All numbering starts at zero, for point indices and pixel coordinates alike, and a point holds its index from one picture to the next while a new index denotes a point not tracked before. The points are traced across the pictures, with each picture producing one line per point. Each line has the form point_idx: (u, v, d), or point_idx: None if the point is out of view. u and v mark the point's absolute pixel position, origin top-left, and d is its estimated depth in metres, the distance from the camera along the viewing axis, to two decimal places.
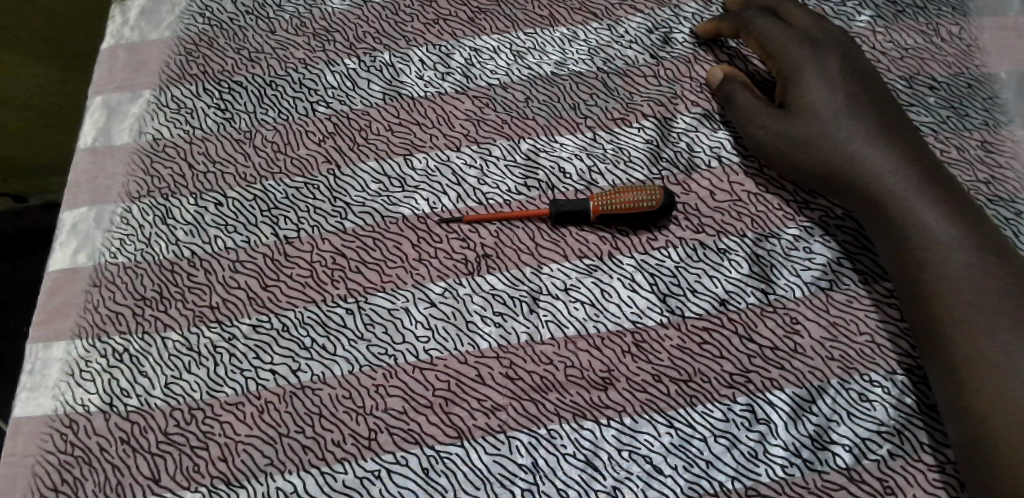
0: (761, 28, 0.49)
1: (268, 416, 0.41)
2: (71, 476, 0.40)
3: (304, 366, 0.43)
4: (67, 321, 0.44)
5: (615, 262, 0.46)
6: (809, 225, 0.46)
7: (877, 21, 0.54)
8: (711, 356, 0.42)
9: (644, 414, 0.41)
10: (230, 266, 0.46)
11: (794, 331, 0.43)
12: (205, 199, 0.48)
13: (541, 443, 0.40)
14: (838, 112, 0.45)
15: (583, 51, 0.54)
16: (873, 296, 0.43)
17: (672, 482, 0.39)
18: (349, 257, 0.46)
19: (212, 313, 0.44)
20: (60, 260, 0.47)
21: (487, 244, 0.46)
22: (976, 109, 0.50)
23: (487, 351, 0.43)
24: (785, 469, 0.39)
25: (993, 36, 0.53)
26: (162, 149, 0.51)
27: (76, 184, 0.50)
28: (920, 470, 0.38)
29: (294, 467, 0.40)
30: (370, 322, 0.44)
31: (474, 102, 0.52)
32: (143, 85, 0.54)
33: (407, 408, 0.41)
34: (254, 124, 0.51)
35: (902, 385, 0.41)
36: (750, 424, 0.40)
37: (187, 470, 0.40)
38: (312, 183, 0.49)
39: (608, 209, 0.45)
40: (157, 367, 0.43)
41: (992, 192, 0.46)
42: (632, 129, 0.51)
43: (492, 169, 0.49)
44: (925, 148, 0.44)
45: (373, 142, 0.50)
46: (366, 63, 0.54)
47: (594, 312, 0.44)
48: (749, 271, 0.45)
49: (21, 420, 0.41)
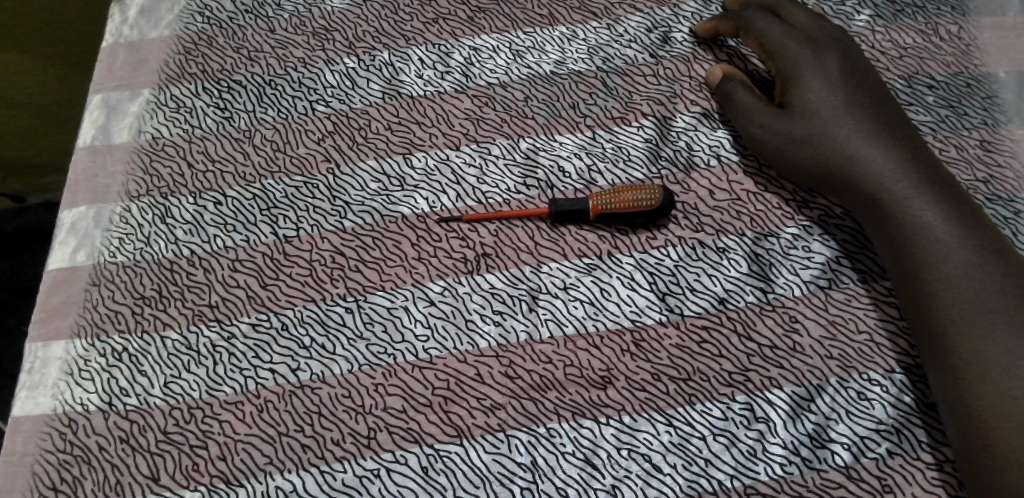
0: (760, 27, 0.49)
1: (268, 415, 0.41)
2: (71, 475, 0.40)
3: (303, 365, 0.43)
4: (67, 320, 0.44)
5: (615, 261, 0.46)
6: (808, 224, 0.46)
7: (876, 21, 0.54)
8: (710, 355, 0.42)
9: (643, 413, 0.41)
10: (229, 265, 0.46)
11: (793, 330, 0.43)
12: (205, 198, 0.48)
13: (541, 442, 0.40)
14: (837, 112, 0.45)
15: (582, 50, 0.54)
16: (872, 295, 0.44)
17: (672, 481, 0.39)
18: (348, 256, 0.46)
19: (212, 312, 0.44)
20: (59, 259, 0.46)
21: (486, 243, 0.46)
22: (975, 108, 0.50)
23: (486, 350, 0.43)
24: (783, 468, 0.39)
25: (992, 35, 0.53)
26: (161, 149, 0.51)
27: (75, 184, 0.49)
28: (918, 468, 0.39)
29: (293, 466, 0.40)
30: (369, 321, 0.44)
31: (474, 101, 0.52)
32: (143, 84, 0.54)
33: (407, 408, 0.41)
34: (254, 124, 0.51)
35: (901, 384, 0.41)
36: (749, 423, 0.40)
37: (186, 469, 0.40)
38: (312, 183, 0.49)
39: (607, 209, 0.45)
40: (157, 367, 0.43)
41: (991, 191, 0.46)
42: (632, 128, 0.51)
43: (491, 169, 0.49)
44: (924, 147, 0.44)
45: (372, 141, 0.50)
46: (365, 62, 0.54)
47: (594, 311, 0.44)
48: (748, 270, 0.45)
49: (21, 419, 0.41)
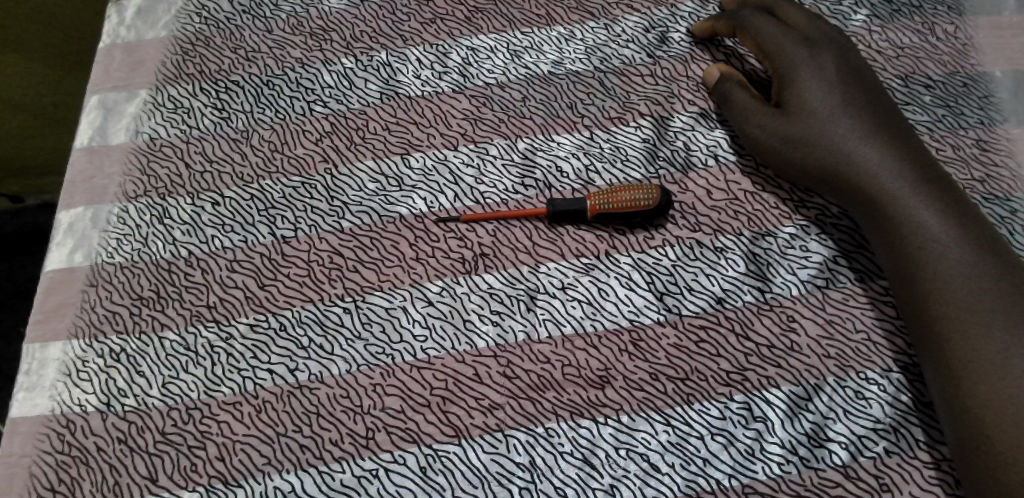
0: (757, 27, 0.50)
1: (266, 416, 0.41)
2: (69, 476, 0.40)
3: (301, 366, 0.43)
4: (65, 321, 0.44)
5: (613, 261, 0.46)
6: (806, 224, 0.46)
7: (873, 20, 0.54)
8: (708, 354, 0.42)
9: (642, 413, 0.41)
10: (227, 265, 0.46)
11: (791, 329, 0.43)
12: (203, 198, 0.48)
13: (539, 442, 0.40)
14: (834, 112, 0.45)
15: (580, 50, 0.54)
16: (870, 294, 0.44)
17: (670, 480, 0.39)
18: (346, 256, 0.46)
19: (209, 313, 0.44)
20: (57, 260, 0.46)
21: (484, 243, 0.46)
22: (971, 108, 0.50)
23: (485, 350, 0.43)
24: (781, 467, 0.39)
25: (988, 35, 0.53)
26: (159, 149, 0.51)
27: (73, 184, 0.49)
28: (916, 467, 0.39)
29: (292, 466, 0.40)
30: (367, 322, 0.44)
31: (472, 101, 0.52)
32: (140, 85, 0.54)
33: (405, 408, 0.41)
34: (251, 124, 0.51)
35: (898, 382, 0.41)
36: (747, 422, 0.41)
37: (184, 470, 0.40)
38: (310, 183, 0.49)
39: (604, 209, 0.46)
40: (155, 367, 0.43)
41: (987, 190, 0.47)
42: (630, 128, 0.51)
43: (489, 169, 0.49)
44: (921, 148, 0.44)
45: (370, 141, 0.50)
46: (363, 62, 0.54)
47: (592, 311, 0.44)
48: (746, 270, 0.45)
49: (19, 420, 0.41)
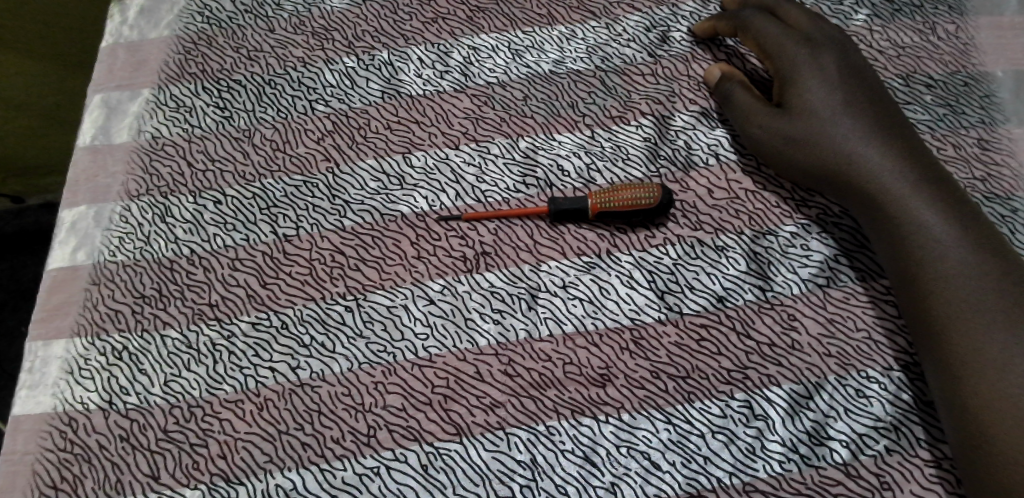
0: (758, 28, 0.50)
1: (268, 413, 0.41)
2: (72, 474, 0.40)
3: (304, 364, 0.43)
4: (66, 320, 0.44)
5: (614, 259, 0.46)
6: (806, 223, 0.46)
7: (874, 20, 0.54)
8: (709, 352, 0.43)
9: (643, 411, 0.41)
10: (229, 264, 0.46)
11: (792, 328, 0.43)
12: (205, 197, 0.48)
13: (541, 439, 0.40)
14: (835, 112, 0.45)
15: (581, 49, 0.54)
16: (870, 293, 0.44)
17: (671, 478, 0.39)
18: (348, 255, 0.46)
19: (212, 311, 0.44)
20: (59, 258, 0.47)
21: (486, 242, 0.47)
22: (973, 107, 0.50)
23: (486, 347, 0.43)
24: (782, 465, 0.39)
25: (990, 34, 0.53)
26: (161, 148, 0.51)
27: (76, 183, 0.50)
28: (917, 465, 0.39)
29: (293, 464, 0.40)
30: (369, 320, 0.44)
31: (473, 100, 0.52)
32: (143, 84, 0.54)
33: (406, 406, 0.42)
34: (253, 123, 0.51)
35: (899, 381, 0.41)
36: (748, 420, 0.41)
37: (187, 468, 0.40)
38: (311, 182, 0.49)
39: (606, 207, 0.46)
40: (157, 365, 0.43)
41: (988, 189, 0.47)
42: (631, 127, 0.51)
43: (491, 167, 0.49)
44: (922, 146, 0.44)
45: (372, 140, 0.50)
46: (365, 62, 0.54)
47: (593, 309, 0.44)
48: (747, 268, 0.45)
49: (20, 418, 0.41)
